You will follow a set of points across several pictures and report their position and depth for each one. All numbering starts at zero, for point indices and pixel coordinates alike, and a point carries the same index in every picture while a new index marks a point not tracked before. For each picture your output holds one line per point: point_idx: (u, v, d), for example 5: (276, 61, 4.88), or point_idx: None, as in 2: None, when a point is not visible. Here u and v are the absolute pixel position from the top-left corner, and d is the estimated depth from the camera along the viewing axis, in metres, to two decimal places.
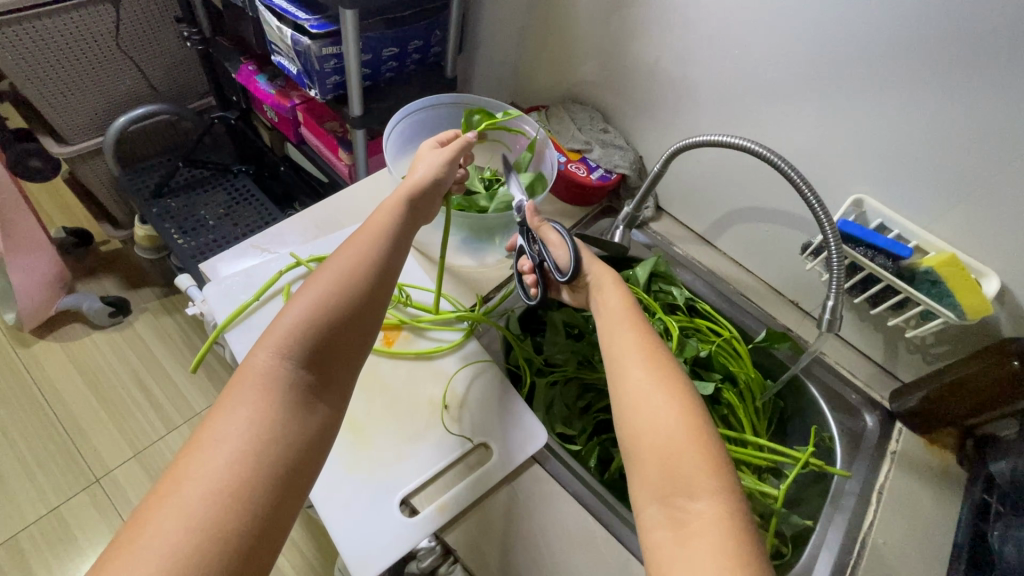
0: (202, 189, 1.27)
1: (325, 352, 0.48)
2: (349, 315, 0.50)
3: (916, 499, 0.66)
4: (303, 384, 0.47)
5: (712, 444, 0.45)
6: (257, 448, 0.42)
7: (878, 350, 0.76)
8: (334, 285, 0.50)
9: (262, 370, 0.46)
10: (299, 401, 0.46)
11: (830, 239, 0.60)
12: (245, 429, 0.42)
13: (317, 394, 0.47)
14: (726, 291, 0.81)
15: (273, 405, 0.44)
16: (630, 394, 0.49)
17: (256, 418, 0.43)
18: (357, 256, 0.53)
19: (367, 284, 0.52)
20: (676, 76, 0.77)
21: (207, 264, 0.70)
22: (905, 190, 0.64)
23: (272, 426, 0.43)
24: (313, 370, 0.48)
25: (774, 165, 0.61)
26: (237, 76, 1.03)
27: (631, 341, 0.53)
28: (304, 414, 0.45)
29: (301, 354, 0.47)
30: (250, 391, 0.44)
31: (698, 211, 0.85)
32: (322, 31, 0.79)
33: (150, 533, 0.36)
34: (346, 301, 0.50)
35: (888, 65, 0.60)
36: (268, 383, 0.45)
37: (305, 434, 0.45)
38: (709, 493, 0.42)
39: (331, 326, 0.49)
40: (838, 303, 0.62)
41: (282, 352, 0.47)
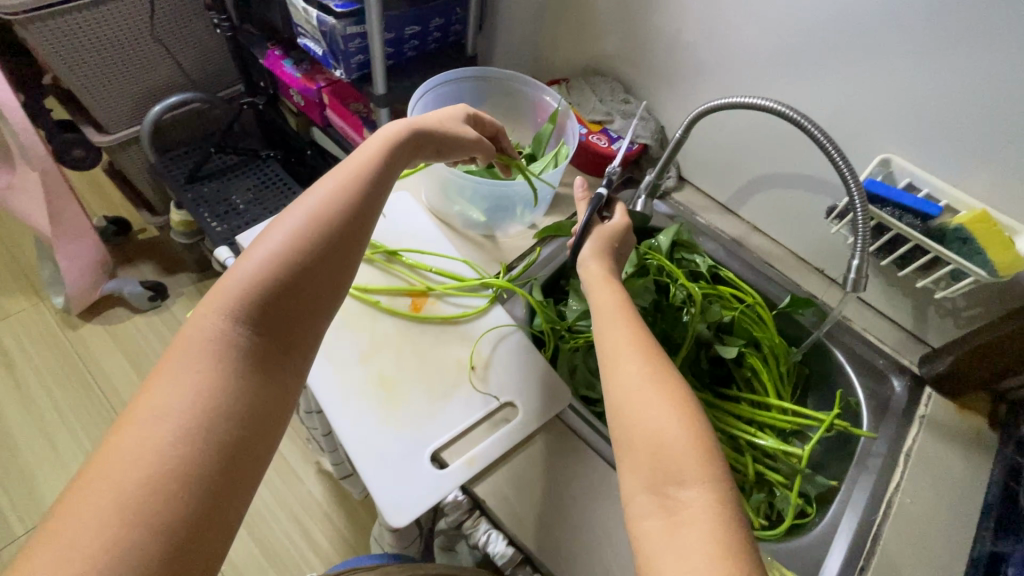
0: (234, 175, 1.32)
1: (278, 319, 0.47)
2: (303, 281, 0.48)
3: (945, 462, 0.66)
4: (253, 348, 0.45)
5: (700, 434, 0.44)
6: (200, 416, 0.40)
7: (907, 315, 0.75)
8: (287, 244, 0.48)
9: (210, 336, 0.44)
10: (249, 367, 0.44)
11: (856, 198, 0.60)
12: (188, 396, 0.41)
13: (268, 359, 0.46)
14: (749, 259, 0.81)
15: (219, 371, 0.43)
16: (622, 386, 0.48)
17: (202, 384, 0.42)
18: (310, 212, 0.50)
19: (323, 244, 0.49)
20: (697, 43, 0.77)
21: (243, 236, 0.73)
22: (934, 149, 0.63)
23: (216, 393, 0.42)
24: (265, 334, 0.46)
25: (798, 126, 0.60)
26: (264, 61, 1.06)
27: (619, 333, 0.52)
28: (253, 378, 0.44)
29: (251, 317, 0.45)
30: (197, 357, 0.43)
31: (720, 180, 0.85)
32: (346, 10, 0.81)
33: (82, 506, 0.35)
34: (300, 261, 0.48)
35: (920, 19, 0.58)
36: (214, 348, 0.43)
37: (255, 400, 0.43)
38: (699, 482, 0.42)
39: (284, 288, 0.47)
40: (863, 263, 0.61)
41: (230, 315, 0.45)
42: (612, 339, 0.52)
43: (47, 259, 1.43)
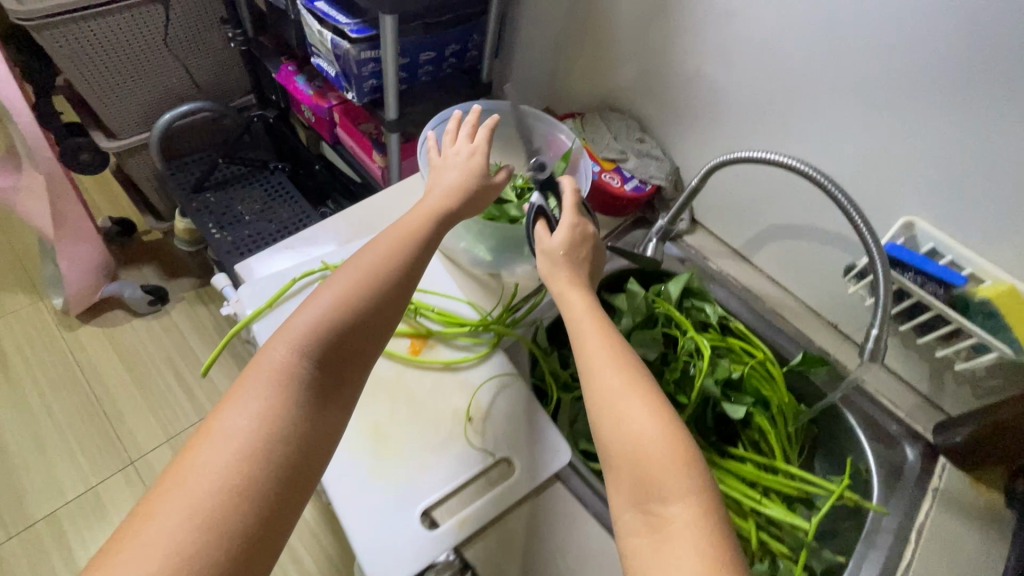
0: (241, 185, 1.30)
1: (339, 354, 0.49)
2: (364, 320, 0.50)
3: (959, 541, 0.63)
4: (314, 384, 0.47)
5: (682, 445, 0.45)
6: (263, 443, 0.43)
7: (923, 380, 0.72)
8: (353, 286, 0.50)
9: (278, 365, 0.46)
10: (310, 397, 0.46)
11: (877, 263, 0.58)
12: (252, 427, 0.43)
13: (326, 396, 0.47)
14: (761, 310, 0.79)
15: (280, 405, 0.45)
16: (601, 395, 0.48)
17: (266, 412, 0.44)
18: (375, 258, 0.53)
19: (383, 288, 0.51)
20: (720, 88, 0.75)
21: (241, 266, 0.72)
22: (960, 216, 0.61)
23: (275, 426, 0.44)
24: (325, 371, 0.48)
25: (820, 186, 0.58)
26: (277, 76, 1.05)
27: (597, 344, 0.51)
28: (312, 415, 0.46)
29: (315, 353, 0.48)
30: (265, 384, 0.45)
31: (734, 226, 0.83)
32: (361, 36, 0.79)
33: (156, 517, 0.38)
34: (363, 303, 0.50)
35: (957, 82, 0.56)
36: (279, 383, 0.46)
37: (312, 435, 0.45)
38: (681, 496, 0.42)
39: (347, 330, 0.49)
40: (884, 331, 0.58)
41: (297, 350, 0.47)
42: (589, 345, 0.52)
43: (49, 259, 1.41)
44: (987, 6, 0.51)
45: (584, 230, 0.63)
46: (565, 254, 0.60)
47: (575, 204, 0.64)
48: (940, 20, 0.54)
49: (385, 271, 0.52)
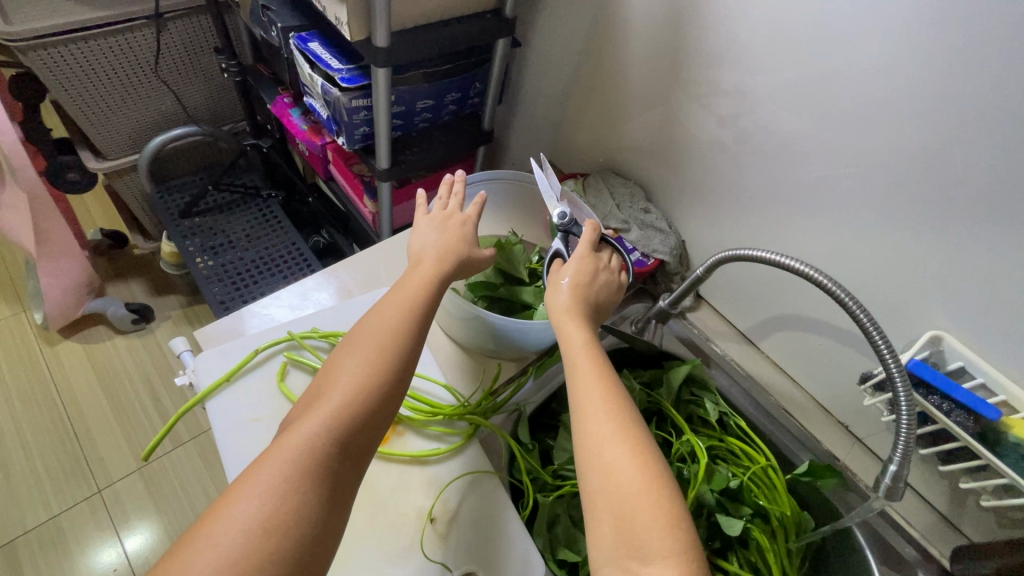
0: (231, 211, 1.26)
1: (362, 427, 0.43)
2: (388, 390, 0.45)
3: None
4: (335, 470, 0.41)
5: (673, 503, 0.40)
6: (277, 530, 0.36)
7: (941, 498, 0.65)
8: (378, 358, 0.46)
9: (300, 440, 0.40)
10: (331, 477, 0.40)
11: (898, 385, 0.51)
12: (264, 521, 0.36)
13: (346, 481, 0.41)
14: (765, 403, 0.72)
15: (298, 494, 0.38)
16: (588, 438, 0.44)
17: (283, 491, 0.38)
18: (400, 323, 0.48)
19: (407, 360, 0.47)
20: (732, 165, 0.69)
21: (203, 330, 0.65)
22: (989, 334, 0.54)
23: (292, 520, 0.37)
24: (347, 452, 0.42)
25: (839, 301, 0.53)
26: (272, 107, 1.01)
27: (594, 387, 0.46)
28: (331, 504, 0.40)
29: (338, 433, 0.42)
30: (284, 459, 0.39)
31: (741, 308, 0.77)
32: (353, 85, 0.74)
33: None
34: (389, 378, 0.45)
35: (994, 198, 0.49)
36: (301, 468, 0.39)
37: (329, 529, 0.39)
38: (667, 553, 0.38)
39: (373, 406, 0.44)
40: (904, 466, 0.52)
41: (322, 429, 0.41)
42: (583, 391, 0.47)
43: (33, 274, 1.37)
44: None
45: (599, 261, 0.60)
46: (575, 283, 0.56)
47: (593, 228, 0.60)
48: (977, 130, 0.48)
49: (411, 343, 0.48)
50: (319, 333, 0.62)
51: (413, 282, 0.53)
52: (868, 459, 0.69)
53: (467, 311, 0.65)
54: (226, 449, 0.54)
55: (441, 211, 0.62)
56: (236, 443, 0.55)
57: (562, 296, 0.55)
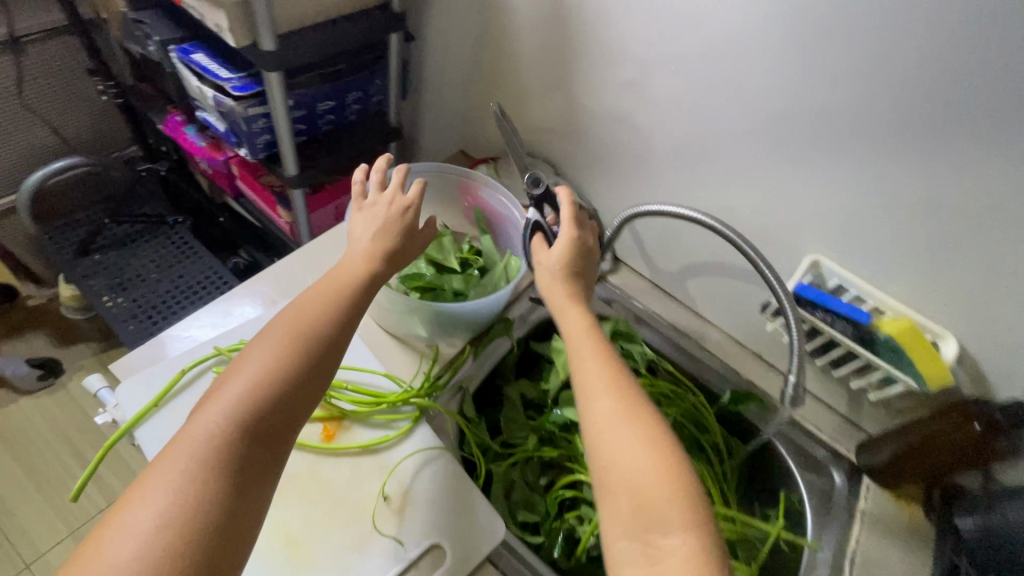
0: (135, 243, 1.18)
1: (277, 413, 0.43)
2: (304, 376, 0.45)
3: (884, 562, 0.65)
4: (247, 460, 0.41)
5: (676, 478, 0.42)
6: (180, 524, 0.37)
7: (842, 402, 0.75)
8: (292, 347, 0.46)
9: (206, 434, 0.40)
10: (241, 468, 0.40)
11: (786, 306, 0.58)
12: (167, 518, 0.36)
13: (262, 472, 0.41)
14: (688, 347, 0.78)
15: (202, 487, 0.38)
16: (592, 424, 0.46)
17: (187, 487, 0.38)
18: (319, 312, 0.49)
19: (327, 349, 0.47)
20: (628, 131, 0.74)
21: (119, 363, 0.62)
22: (856, 252, 0.63)
23: (197, 515, 0.37)
24: (261, 442, 0.42)
25: (731, 242, 0.60)
26: (164, 128, 0.97)
27: (592, 368, 0.49)
28: (243, 495, 0.40)
29: (248, 422, 0.42)
30: (189, 456, 0.39)
31: (655, 263, 0.82)
32: (245, 92, 0.73)
33: None
34: (306, 365, 0.45)
35: (842, 131, 0.57)
36: (210, 461, 0.39)
37: (243, 519, 0.39)
38: (677, 529, 0.40)
39: (289, 394, 0.44)
40: (800, 378, 0.59)
41: (229, 420, 0.41)
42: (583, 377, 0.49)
43: None
44: (863, 62, 0.53)
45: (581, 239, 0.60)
46: (563, 271, 0.58)
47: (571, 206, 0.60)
48: (819, 73, 0.56)
49: (327, 330, 0.48)
50: (248, 345, 0.62)
51: (336, 274, 0.53)
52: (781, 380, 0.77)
53: (397, 300, 0.66)
54: None
55: (390, 199, 0.60)
56: None
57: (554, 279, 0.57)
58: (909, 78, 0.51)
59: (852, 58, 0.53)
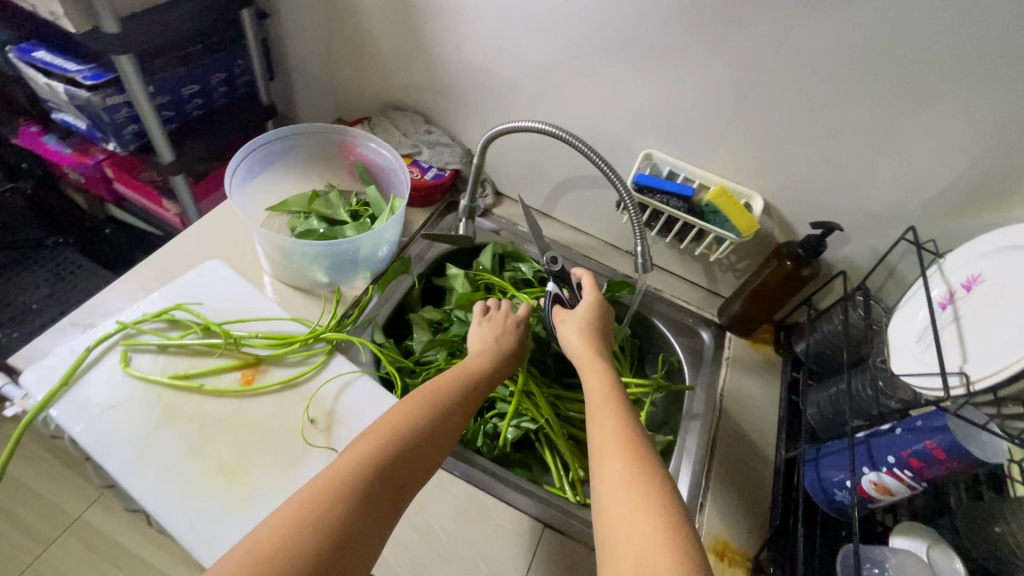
0: (17, 272, 1.14)
1: (413, 464, 0.48)
2: (440, 433, 0.51)
3: (748, 391, 0.79)
4: (377, 497, 0.44)
5: (673, 526, 0.39)
6: (295, 548, 0.38)
7: (701, 276, 0.89)
8: (432, 407, 0.52)
9: (344, 466, 0.44)
10: (366, 510, 0.43)
11: (621, 190, 0.69)
12: (285, 537, 0.38)
13: (389, 509, 0.44)
14: (570, 256, 0.89)
15: (329, 515, 0.40)
16: (602, 483, 0.44)
17: (311, 518, 0.40)
18: (454, 389, 0.56)
19: (454, 419, 0.54)
20: (481, 73, 0.83)
21: (18, 356, 0.62)
22: (678, 141, 0.76)
23: (315, 541, 0.39)
24: (394, 486, 0.45)
25: (566, 143, 0.68)
26: (19, 140, 0.94)
27: (608, 426, 0.49)
28: (361, 535, 0.41)
29: (387, 466, 0.46)
30: (321, 487, 0.42)
31: (532, 190, 0.92)
32: (98, 82, 0.73)
33: None
34: (436, 425, 0.51)
35: (642, 38, 0.69)
36: (335, 490, 0.42)
37: (349, 561, 0.40)
38: None
39: (421, 447, 0.49)
40: (645, 246, 0.70)
41: (365, 457, 0.45)
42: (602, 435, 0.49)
43: None
44: None
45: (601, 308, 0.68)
46: (587, 331, 0.64)
47: (592, 282, 0.71)
48: None
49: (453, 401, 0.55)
50: (153, 316, 0.65)
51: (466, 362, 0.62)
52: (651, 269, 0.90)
53: (292, 250, 0.71)
54: (90, 441, 0.56)
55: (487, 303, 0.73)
56: (97, 432, 0.56)
57: (579, 333, 0.64)
58: None
59: None
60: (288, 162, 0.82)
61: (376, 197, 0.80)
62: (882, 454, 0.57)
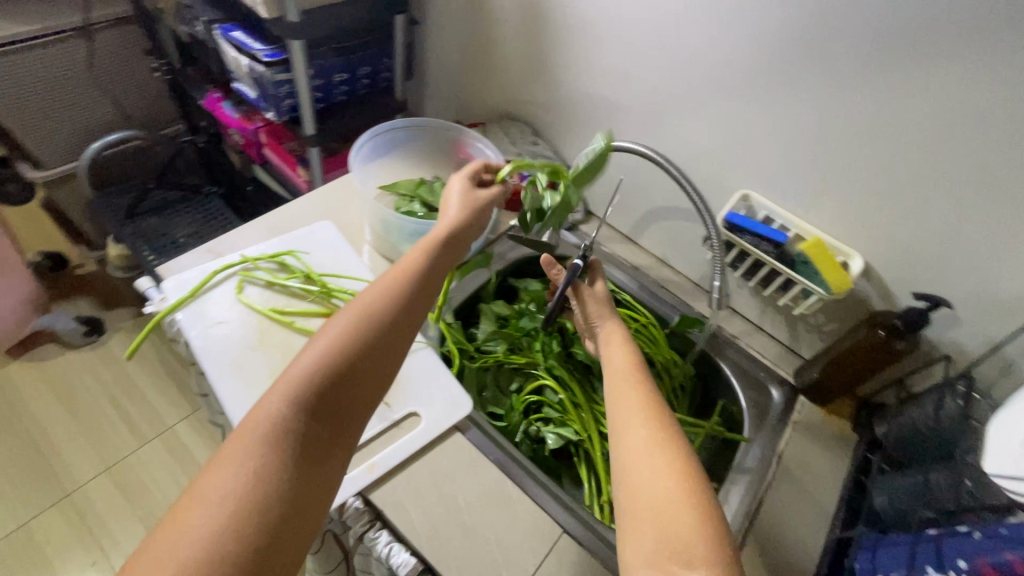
0: (175, 210, 1.35)
1: (339, 395, 0.48)
2: (365, 353, 0.50)
3: (811, 460, 0.73)
4: (309, 434, 0.45)
5: (699, 496, 0.44)
6: (253, 492, 0.40)
7: (783, 331, 0.84)
8: (352, 326, 0.50)
9: (273, 416, 0.44)
10: (303, 451, 0.44)
11: (710, 223, 0.69)
12: (236, 489, 0.40)
13: (334, 438, 0.46)
14: (648, 283, 0.89)
15: (273, 461, 0.42)
16: (627, 451, 0.49)
17: (257, 469, 0.41)
18: (376, 303, 0.53)
19: (385, 334, 0.52)
20: (595, 96, 0.87)
21: (163, 268, 0.76)
22: (780, 187, 0.74)
23: (271, 486, 0.41)
24: (320, 418, 0.46)
25: (658, 165, 0.71)
26: (204, 102, 1.13)
27: (630, 398, 0.53)
28: (310, 471, 0.43)
29: (313, 403, 0.46)
30: (258, 438, 0.43)
31: (622, 213, 0.94)
32: (274, 60, 0.88)
33: None
34: (362, 344, 0.50)
35: (759, 79, 0.69)
36: (262, 441, 0.43)
37: (310, 491, 0.43)
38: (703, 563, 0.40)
39: (343, 373, 0.48)
40: (724, 279, 0.68)
41: (286, 398, 0.45)
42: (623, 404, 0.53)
43: None
44: (768, 18, 0.65)
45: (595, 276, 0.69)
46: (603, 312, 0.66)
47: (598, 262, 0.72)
48: (739, 31, 0.68)
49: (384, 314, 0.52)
50: (269, 256, 0.75)
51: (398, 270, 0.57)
52: (727, 312, 0.88)
53: (393, 224, 0.79)
54: (198, 345, 0.66)
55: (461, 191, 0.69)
56: (205, 340, 0.67)
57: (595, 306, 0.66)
58: (802, 30, 0.63)
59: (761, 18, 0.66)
60: (408, 151, 0.92)
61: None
62: (953, 555, 0.50)
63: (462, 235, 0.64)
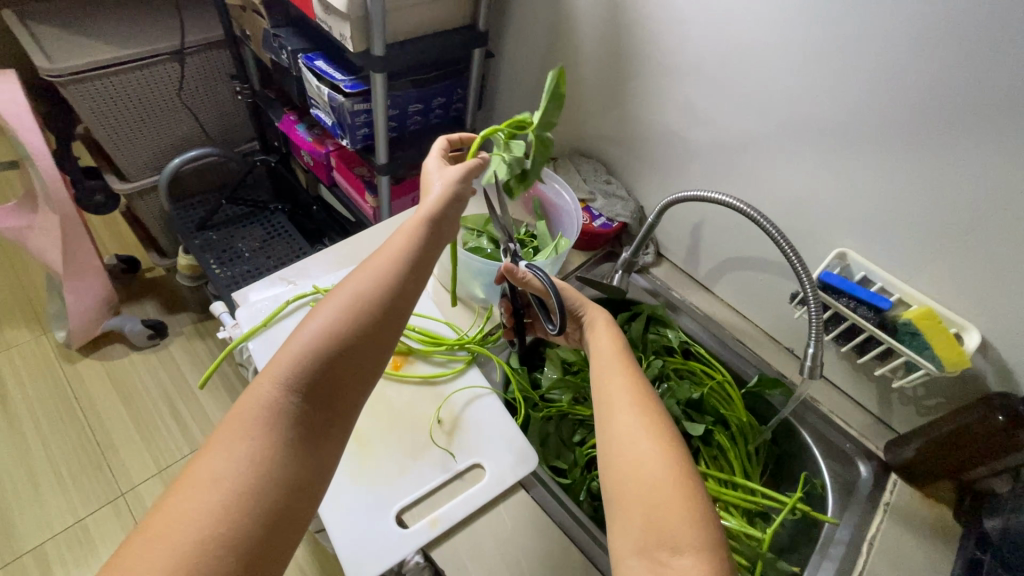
0: (243, 224, 1.39)
1: (327, 381, 0.51)
2: (354, 343, 0.52)
3: (908, 551, 0.66)
4: (300, 417, 0.49)
5: (685, 481, 0.48)
6: (253, 471, 0.44)
7: (873, 400, 0.77)
8: (341, 315, 0.52)
9: (266, 402, 0.48)
10: (297, 433, 0.48)
11: (807, 289, 0.63)
12: (239, 468, 0.44)
13: (327, 420, 0.51)
14: (722, 335, 0.84)
15: (270, 442, 0.47)
16: (617, 436, 0.53)
17: (257, 452, 0.45)
18: (362, 292, 0.54)
19: (372, 322, 0.53)
20: (677, 139, 0.83)
21: (237, 293, 0.77)
22: (883, 247, 0.68)
23: (268, 466, 0.45)
24: (312, 401, 0.50)
25: (754, 220, 0.66)
26: (280, 125, 1.16)
27: (619, 387, 0.57)
28: (304, 449, 0.48)
29: (304, 389, 0.50)
30: (254, 423, 0.47)
31: (696, 259, 0.89)
32: (355, 90, 0.89)
33: (150, 551, 0.39)
34: (350, 334, 0.52)
35: (866, 132, 0.64)
36: (258, 425, 0.47)
37: (305, 469, 0.47)
38: (688, 544, 0.45)
39: (330, 361, 0.51)
40: (820, 350, 0.62)
41: (279, 386, 0.49)
42: (614, 391, 0.57)
43: (58, 294, 1.43)
44: (883, 71, 0.60)
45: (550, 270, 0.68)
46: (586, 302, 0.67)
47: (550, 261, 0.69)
48: (848, 80, 0.63)
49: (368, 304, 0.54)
50: None
51: (380, 254, 0.58)
52: (819, 381, 0.81)
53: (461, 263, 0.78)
54: None
55: (438, 165, 0.67)
56: None
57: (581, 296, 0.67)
58: (923, 85, 0.58)
59: (876, 68, 0.60)
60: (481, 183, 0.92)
61: (544, 232, 0.84)
62: None
63: (452, 209, 0.63)
